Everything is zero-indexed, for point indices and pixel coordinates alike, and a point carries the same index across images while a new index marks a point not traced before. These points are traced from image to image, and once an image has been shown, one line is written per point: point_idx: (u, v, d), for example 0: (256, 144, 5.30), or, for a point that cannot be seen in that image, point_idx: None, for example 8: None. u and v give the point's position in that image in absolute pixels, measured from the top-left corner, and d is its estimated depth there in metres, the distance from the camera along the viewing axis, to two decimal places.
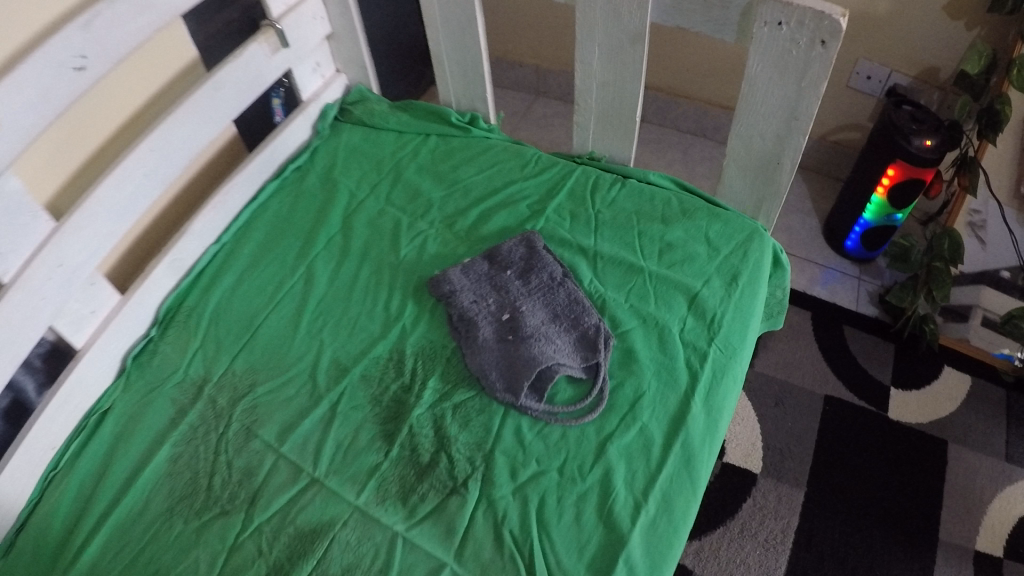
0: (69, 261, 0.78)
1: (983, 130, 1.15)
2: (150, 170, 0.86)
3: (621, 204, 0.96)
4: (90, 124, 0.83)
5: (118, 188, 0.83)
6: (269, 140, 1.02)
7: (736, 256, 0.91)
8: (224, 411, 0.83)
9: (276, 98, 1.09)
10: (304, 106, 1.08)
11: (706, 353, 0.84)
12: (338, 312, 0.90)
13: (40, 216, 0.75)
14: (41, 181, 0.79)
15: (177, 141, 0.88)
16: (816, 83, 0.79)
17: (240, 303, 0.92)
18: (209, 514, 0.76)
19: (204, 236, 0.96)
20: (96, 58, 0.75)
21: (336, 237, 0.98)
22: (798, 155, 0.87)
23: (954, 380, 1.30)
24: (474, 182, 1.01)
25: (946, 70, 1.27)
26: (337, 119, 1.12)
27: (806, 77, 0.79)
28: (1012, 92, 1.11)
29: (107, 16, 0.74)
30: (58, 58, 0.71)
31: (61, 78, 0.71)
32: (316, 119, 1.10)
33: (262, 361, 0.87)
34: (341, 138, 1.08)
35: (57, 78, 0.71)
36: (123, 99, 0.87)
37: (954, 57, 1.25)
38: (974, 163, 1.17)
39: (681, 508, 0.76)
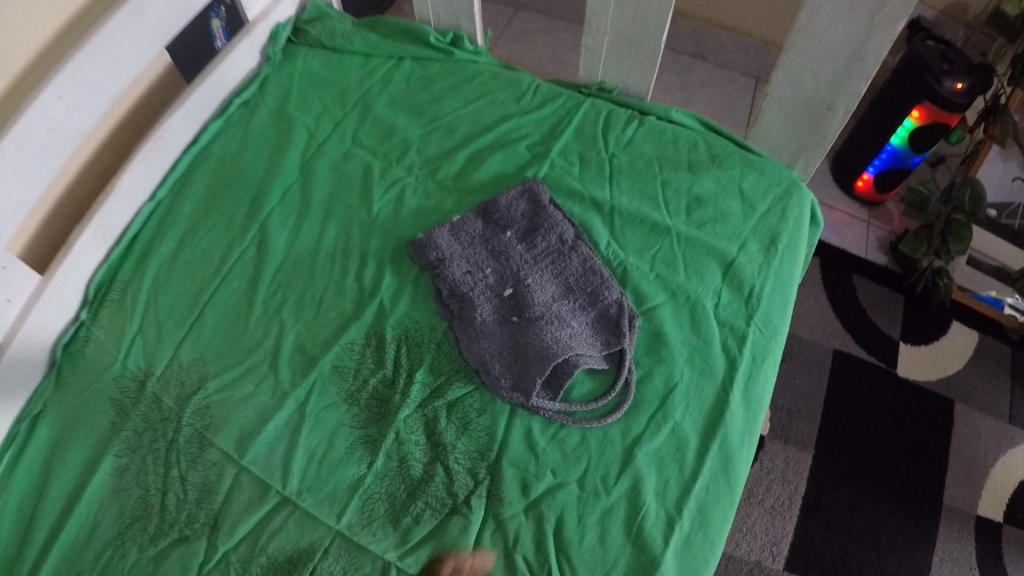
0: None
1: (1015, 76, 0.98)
2: (59, 122, 0.67)
3: (640, 146, 0.80)
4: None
5: (23, 149, 0.64)
6: (207, 70, 0.82)
7: (774, 214, 0.77)
8: (171, 413, 0.68)
9: (216, 18, 0.86)
10: (249, 27, 0.86)
11: (745, 335, 0.71)
12: (301, 284, 0.74)
13: None
14: None
15: (92, 79, 0.69)
16: (892, 20, 0.63)
17: (183, 273, 0.75)
18: (166, 542, 0.63)
19: (134, 193, 0.77)
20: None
21: (294, 188, 0.80)
22: (854, 101, 0.72)
23: (962, 336, 1.22)
24: (460, 117, 0.83)
25: (976, 5, 1.14)
26: (291, 42, 0.91)
27: (882, 12, 0.63)
28: None
29: None
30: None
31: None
32: (266, 42, 0.89)
33: (213, 348, 0.71)
34: (295, 63, 0.88)
35: None
36: (30, 27, 0.66)
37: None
38: (1005, 113, 1.02)
39: (719, 520, 0.65)
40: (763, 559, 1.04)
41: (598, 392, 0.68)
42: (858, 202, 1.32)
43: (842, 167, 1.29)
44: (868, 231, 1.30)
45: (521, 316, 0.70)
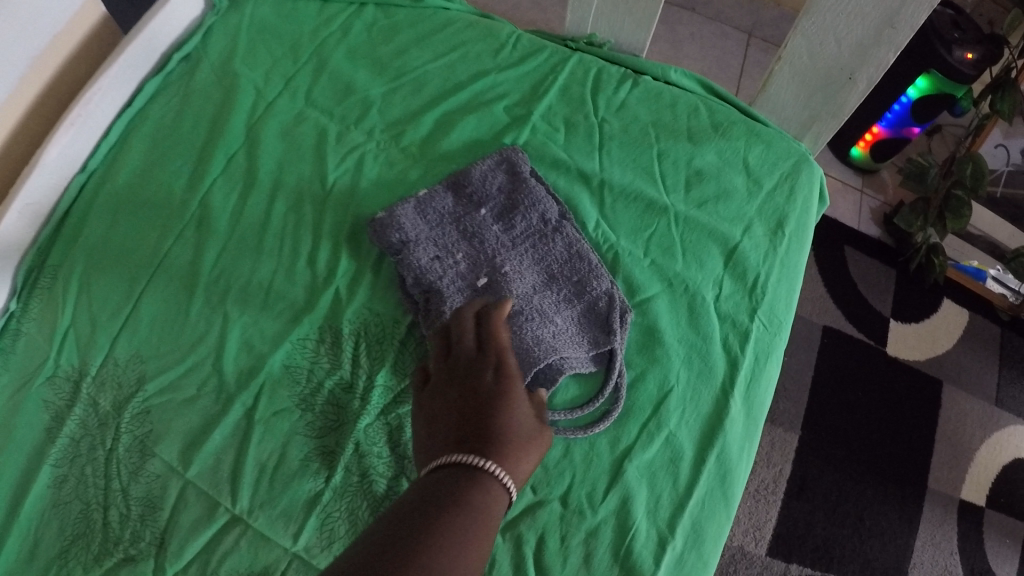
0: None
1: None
2: None
3: (634, 110, 0.71)
4: None
5: None
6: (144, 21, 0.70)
7: (781, 192, 0.69)
8: (108, 417, 0.59)
9: None
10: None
11: (748, 331, 0.63)
12: (248, 268, 0.64)
13: None
14: None
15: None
16: None
17: (117, 257, 0.64)
18: (111, 562, 0.54)
19: (63, 165, 0.67)
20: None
21: (239, 155, 0.69)
22: (879, 71, 0.65)
23: (952, 314, 1.18)
24: (429, 74, 0.73)
25: None
26: None
27: None
28: None
29: None
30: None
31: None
32: None
33: (150, 343, 0.61)
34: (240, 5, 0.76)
35: None
36: None
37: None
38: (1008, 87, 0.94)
39: (713, 538, 0.58)
40: (746, 544, 0.99)
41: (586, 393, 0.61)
42: (851, 169, 1.24)
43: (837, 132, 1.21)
44: (862, 201, 1.23)
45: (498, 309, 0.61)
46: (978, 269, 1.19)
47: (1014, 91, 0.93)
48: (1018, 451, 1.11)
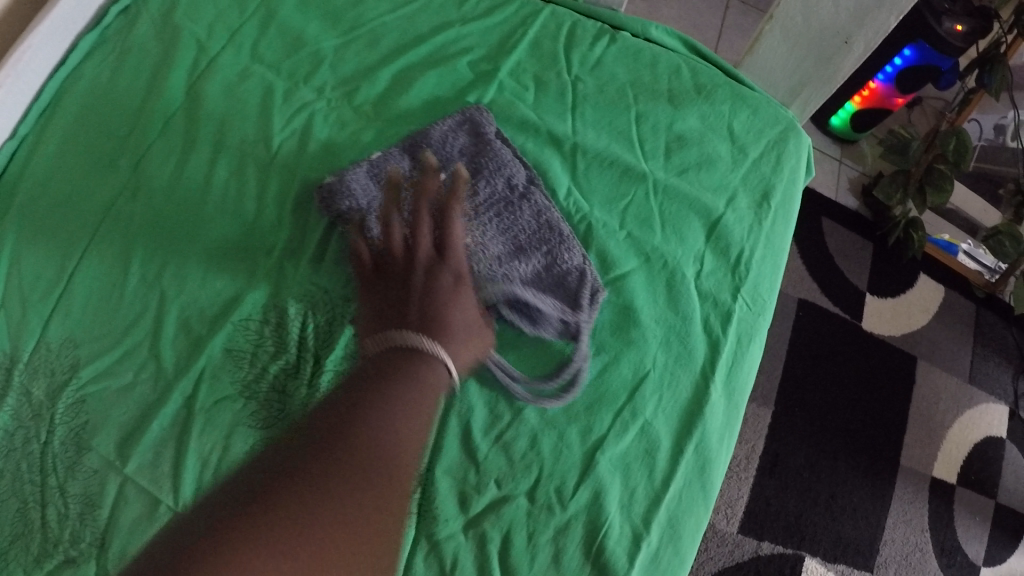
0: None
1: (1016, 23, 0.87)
2: None
3: (610, 69, 0.65)
4: None
5: None
6: None
7: (768, 161, 0.64)
8: (42, 408, 0.51)
9: None
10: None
11: (730, 311, 0.59)
12: (185, 240, 0.57)
13: None
14: None
15: None
16: None
17: (48, 228, 0.57)
18: (53, 564, 0.48)
19: None
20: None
21: (179, 116, 0.61)
22: (877, 35, 0.60)
23: (928, 291, 1.14)
24: (388, 25, 0.66)
25: None
26: None
27: None
28: None
29: None
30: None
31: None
32: None
33: (83, 325, 0.54)
34: None
35: None
36: None
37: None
38: (999, 62, 0.90)
39: (690, 532, 0.54)
40: (717, 521, 0.95)
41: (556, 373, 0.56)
42: (833, 138, 1.20)
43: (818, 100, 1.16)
44: (840, 171, 1.19)
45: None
46: (951, 244, 1.18)
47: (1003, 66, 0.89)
48: (989, 429, 1.10)
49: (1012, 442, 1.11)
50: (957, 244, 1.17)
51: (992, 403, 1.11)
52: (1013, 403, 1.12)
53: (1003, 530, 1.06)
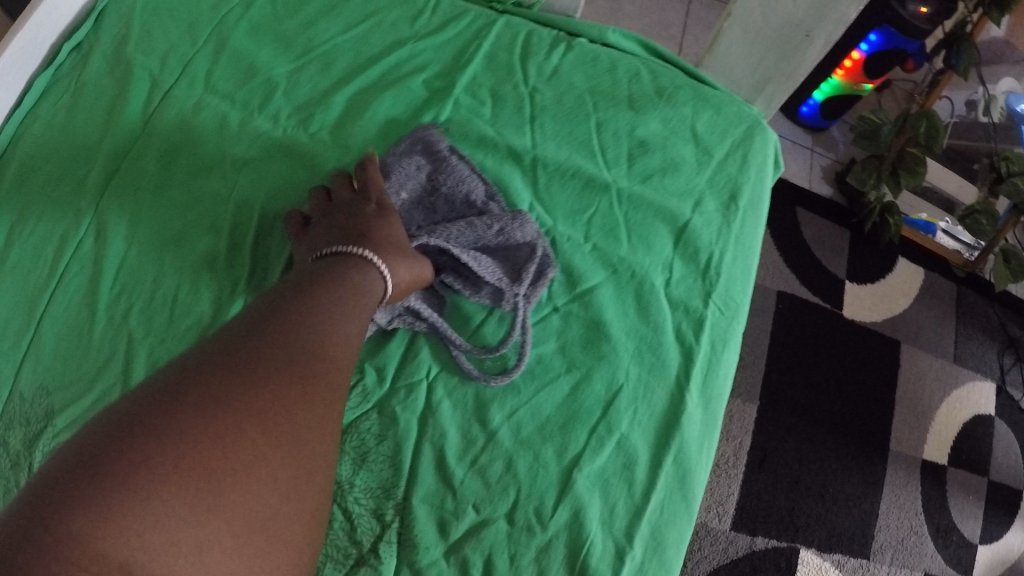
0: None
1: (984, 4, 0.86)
2: None
3: (568, 77, 0.63)
4: None
5: None
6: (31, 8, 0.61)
7: (733, 162, 0.63)
8: (20, 458, 0.50)
9: None
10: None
11: (702, 318, 0.58)
12: (150, 279, 0.55)
13: None
14: None
15: None
16: None
17: (15, 277, 0.56)
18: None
19: None
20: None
21: (135, 152, 0.59)
22: (839, 26, 0.58)
23: (906, 274, 1.13)
24: (339, 47, 0.63)
25: None
26: None
27: None
28: None
29: None
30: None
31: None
32: None
33: (54, 372, 0.52)
34: None
35: None
36: None
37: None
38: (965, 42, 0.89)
39: (674, 544, 0.53)
40: (709, 520, 0.95)
41: (531, 382, 0.56)
42: (803, 127, 1.17)
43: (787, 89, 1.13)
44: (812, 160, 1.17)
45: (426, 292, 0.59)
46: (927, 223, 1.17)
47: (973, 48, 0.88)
48: (977, 407, 1.11)
49: (1001, 418, 1.11)
50: (933, 222, 1.16)
51: (979, 381, 1.12)
52: (1000, 379, 1.13)
53: (995, 506, 1.07)
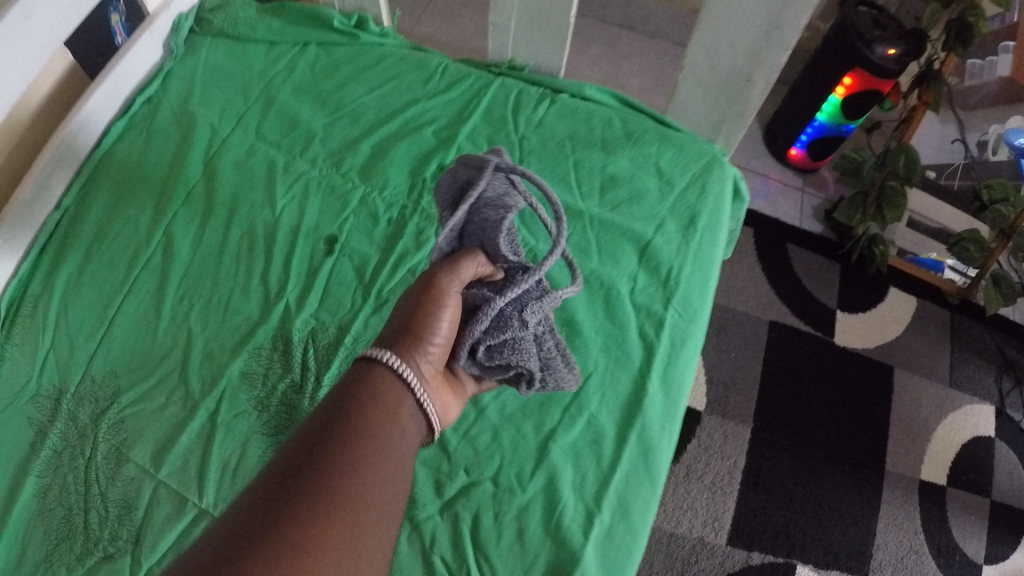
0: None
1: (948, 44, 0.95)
2: None
3: (551, 126, 0.75)
4: None
5: None
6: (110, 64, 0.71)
7: (693, 192, 0.74)
8: (87, 429, 0.61)
9: (115, 12, 0.74)
10: (150, 20, 0.73)
11: (662, 320, 0.69)
12: (209, 286, 0.66)
13: None
14: None
15: None
16: None
17: (93, 284, 0.67)
18: (92, 561, 0.57)
19: (32, 203, 0.68)
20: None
21: (197, 188, 0.70)
22: (774, 72, 0.70)
23: (899, 302, 1.19)
24: (366, 105, 0.75)
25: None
26: (195, 34, 0.78)
27: None
28: None
29: None
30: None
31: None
32: (167, 34, 0.76)
33: (123, 360, 0.64)
34: (200, 56, 0.76)
35: None
36: None
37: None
38: (938, 78, 0.98)
39: (641, 512, 0.63)
40: (706, 535, 1.00)
41: None
42: (794, 169, 1.24)
43: (776, 134, 1.22)
44: (803, 201, 1.23)
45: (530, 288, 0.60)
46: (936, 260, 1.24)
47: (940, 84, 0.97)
48: (975, 430, 1.15)
49: (1002, 439, 1.15)
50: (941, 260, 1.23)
51: (977, 405, 1.17)
52: (999, 403, 1.17)
53: (1003, 526, 1.10)
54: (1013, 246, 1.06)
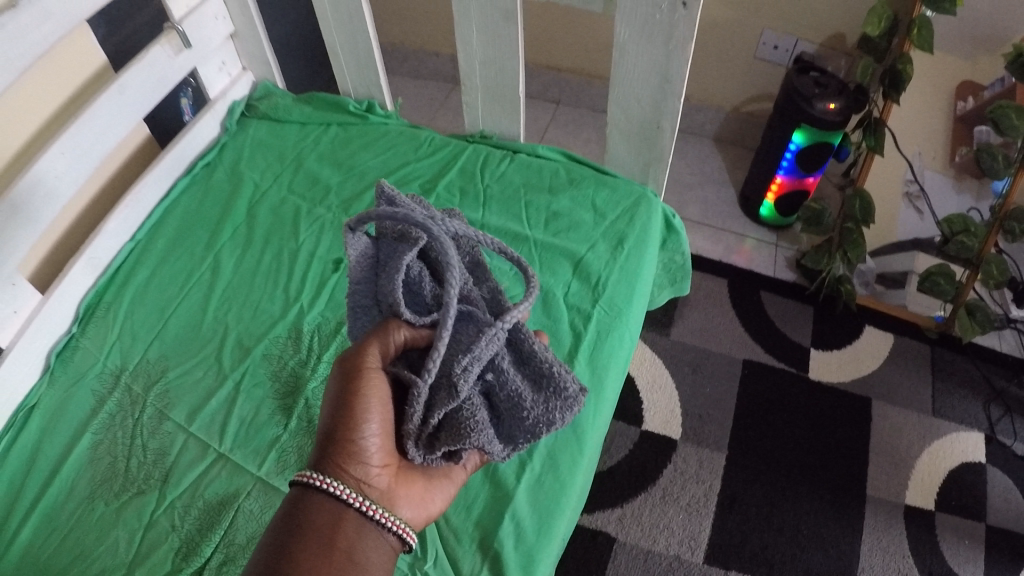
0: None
1: (886, 91, 1.13)
2: (62, 173, 0.78)
3: (510, 177, 0.97)
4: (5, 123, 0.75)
5: (27, 196, 0.75)
6: (178, 138, 0.97)
7: (622, 221, 0.93)
8: (139, 397, 0.81)
9: (183, 98, 1.02)
10: (211, 104, 1.01)
11: (589, 314, 0.85)
12: (242, 295, 0.88)
13: None
14: None
15: (88, 138, 0.80)
16: (682, 44, 0.82)
17: (155, 294, 0.88)
18: (127, 495, 0.75)
19: (118, 233, 0.91)
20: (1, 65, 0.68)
21: (242, 227, 0.94)
22: (675, 118, 0.90)
23: (877, 339, 1.27)
24: (372, 167, 0.98)
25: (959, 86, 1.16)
26: (244, 116, 1.05)
27: (673, 39, 0.82)
28: (915, 52, 1.08)
29: (12, 28, 0.68)
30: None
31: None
32: (224, 115, 1.04)
33: (172, 347, 0.84)
34: (248, 133, 1.03)
35: None
36: (47, 90, 0.80)
37: (858, 18, 1.19)
38: (880, 124, 1.13)
39: (567, 463, 0.77)
40: (681, 553, 1.05)
41: None
42: (767, 226, 1.39)
43: (748, 196, 1.38)
44: (777, 252, 1.37)
45: (474, 325, 0.66)
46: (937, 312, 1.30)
47: (884, 126, 1.13)
48: (964, 456, 1.16)
49: (994, 466, 1.16)
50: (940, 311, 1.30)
51: (964, 432, 1.18)
52: (988, 430, 1.19)
53: (999, 551, 1.09)
54: (984, 273, 1.18)
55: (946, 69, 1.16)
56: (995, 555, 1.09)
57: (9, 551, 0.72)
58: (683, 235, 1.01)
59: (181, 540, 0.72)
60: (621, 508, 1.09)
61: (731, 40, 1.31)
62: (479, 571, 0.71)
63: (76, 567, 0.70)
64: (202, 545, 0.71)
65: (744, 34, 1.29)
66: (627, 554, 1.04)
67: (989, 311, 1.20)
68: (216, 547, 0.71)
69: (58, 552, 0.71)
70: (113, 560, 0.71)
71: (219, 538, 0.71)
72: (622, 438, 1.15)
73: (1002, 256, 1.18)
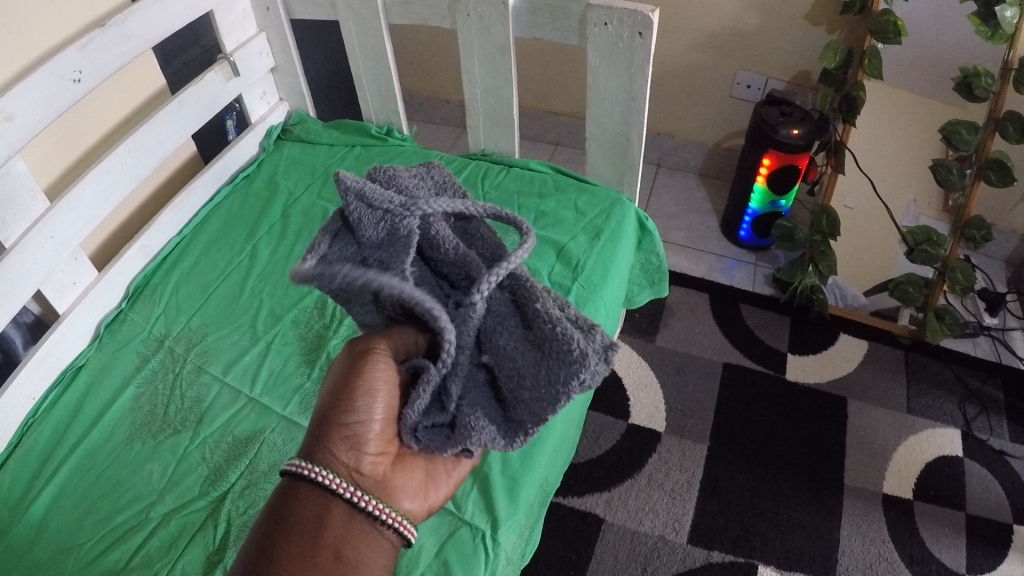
0: (59, 234, 0.89)
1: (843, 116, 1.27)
2: (127, 167, 0.96)
3: (507, 185, 1.13)
4: (80, 125, 0.95)
5: (100, 181, 0.93)
6: (223, 152, 1.15)
7: (601, 218, 1.07)
8: (180, 357, 0.95)
9: (229, 120, 1.22)
10: (252, 126, 1.21)
11: (569, 289, 0.98)
12: (275, 277, 1.03)
13: (55, 234, 0.89)
14: (40, 170, 0.90)
15: (151, 143, 0.99)
16: (642, 66, 0.98)
17: (198, 278, 1.04)
18: (164, 434, 0.87)
19: (168, 228, 1.08)
20: (90, 72, 0.87)
21: (277, 225, 1.10)
22: (642, 131, 1.06)
23: (851, 345, 1.37)
24: None
25: (914, 116, 1.30)
26: (280, 139, 1.24)
27: (634, 63, 0.98)
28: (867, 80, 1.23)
29: (100, 41, 0.87)
30: (60, 70, 0.83)
31: (60, 87, 0.84)
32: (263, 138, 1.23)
33: (212, 318, 0.99)
34: (283, 152, 1.21)
35: (59, 87, 0.83)
36: (116, 103, 1.00)
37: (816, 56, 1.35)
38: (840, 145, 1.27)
39: None
40: (666, 533, 1.12)
41: None
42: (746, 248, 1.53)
43: (730, 221, 1.53)
44: (757, 271, 1.51)
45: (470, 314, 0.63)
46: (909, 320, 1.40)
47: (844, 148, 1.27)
48: (940, 449, 1.22)
49: (972, 459, 1.21)
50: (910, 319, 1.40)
51: (941, 428, 1.25)
52: (964, 425, 1.25)
53: (980, 538, 1.12)
54: (950, 281, 1.27)
55: (899, 97, 1.31)
56: (976, 539, 1.12)
57: (57, 473, 0.85)
58: (657, 236, 1.14)
59: (209, 468, 0.83)
60: (608, 492, 1.17)
61: (708, 82, 1.49)
62: (469, 491, 0.81)
63: (114, 492, 0.82)
64: (229, 471, 0.82)
65: (718, 77, 1.47)
66: (614, 534, 1.12)
67: (956, 315, 1.29)
68: (241, 471, 0.82)
69: (99, 479, 0.83)
70: (147, 485, 0.82)
71: (245, 464, 0.83)
72: (611, 431, 1.24)
73: (967, 262, 1.27)
